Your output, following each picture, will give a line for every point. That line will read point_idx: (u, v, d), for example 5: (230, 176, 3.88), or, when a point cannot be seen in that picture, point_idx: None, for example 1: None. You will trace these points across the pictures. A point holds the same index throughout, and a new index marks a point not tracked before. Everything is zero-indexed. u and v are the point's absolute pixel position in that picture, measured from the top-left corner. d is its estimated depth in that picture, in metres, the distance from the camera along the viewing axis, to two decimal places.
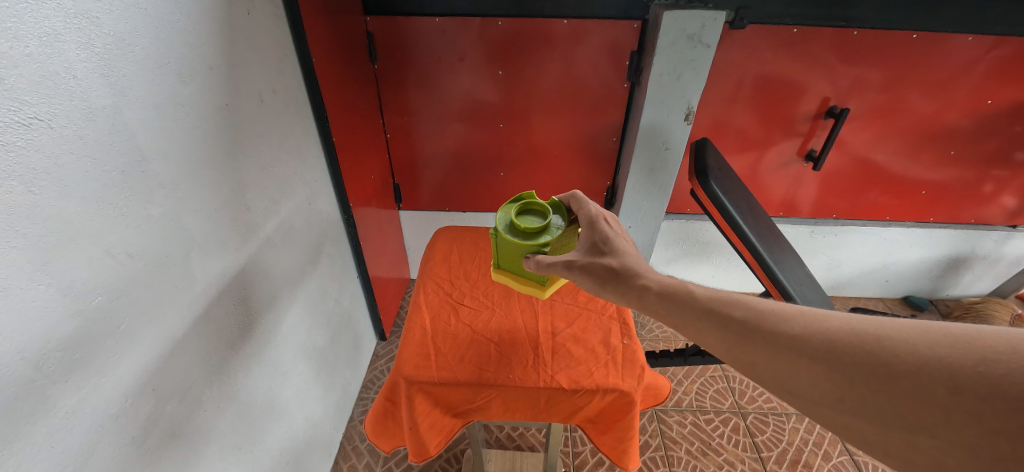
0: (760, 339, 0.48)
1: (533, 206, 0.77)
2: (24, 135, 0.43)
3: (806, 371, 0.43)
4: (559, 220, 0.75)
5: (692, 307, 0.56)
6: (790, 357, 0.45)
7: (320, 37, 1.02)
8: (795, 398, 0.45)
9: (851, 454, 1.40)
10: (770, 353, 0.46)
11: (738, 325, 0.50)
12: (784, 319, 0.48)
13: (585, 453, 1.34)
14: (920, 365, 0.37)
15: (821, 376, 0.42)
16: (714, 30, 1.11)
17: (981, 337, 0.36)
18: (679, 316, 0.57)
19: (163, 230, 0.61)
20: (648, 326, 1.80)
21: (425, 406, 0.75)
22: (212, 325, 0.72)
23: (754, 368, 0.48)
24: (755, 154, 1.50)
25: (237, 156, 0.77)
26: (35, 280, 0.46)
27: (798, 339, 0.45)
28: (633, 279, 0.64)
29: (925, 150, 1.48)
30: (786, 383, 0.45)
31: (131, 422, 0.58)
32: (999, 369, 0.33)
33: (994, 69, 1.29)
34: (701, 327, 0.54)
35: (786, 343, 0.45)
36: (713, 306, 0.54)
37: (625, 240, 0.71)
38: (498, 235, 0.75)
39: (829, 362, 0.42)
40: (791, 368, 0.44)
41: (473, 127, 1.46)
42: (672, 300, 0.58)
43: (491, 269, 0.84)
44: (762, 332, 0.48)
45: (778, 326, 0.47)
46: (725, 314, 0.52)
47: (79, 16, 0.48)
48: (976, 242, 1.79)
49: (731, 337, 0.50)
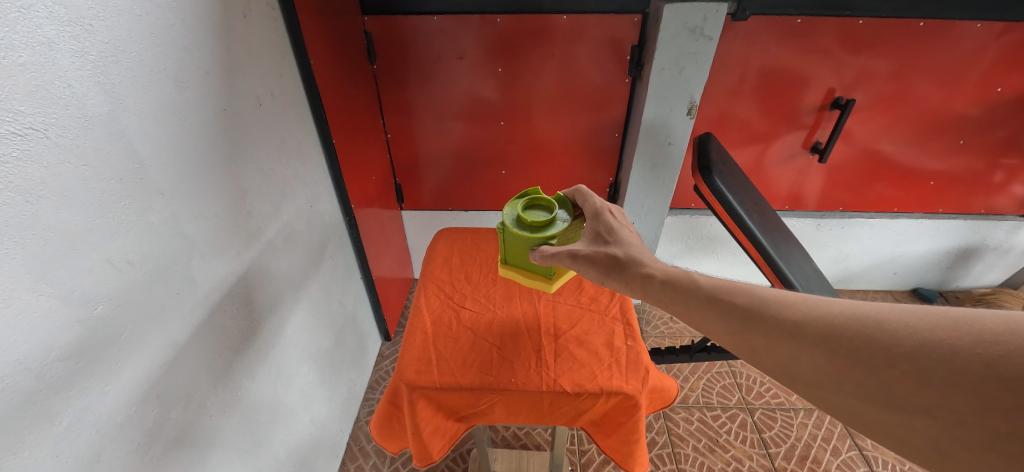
0: (763, 325, 0.47)
1: (539, 201, 0.77)
2: (20, 146, 0.43)
3: (808, 355, 0.42)
4: (565, 214, 0.76)
5: (695, 294, 0.55)
6: (791, 342, 0.44)
7: (319, 38, 1.02)
8: (796, 383, 0.44)
9: (861, 449, 1.38)
10: (772, 338, 0.46)
11: (742, 311, 0.50)
12: (787, 306, 0.47)
13: (591, 452, 1.34)
14: (919, 347, 0.36)
15: (821, 360, 0.41)
16: (716, 22, 1.10)
17: (979, 320, 0.35)
18: (682, 305, 0.56)
19: (164, 237, 0.61)
20: (653, 323, 1.79)
21: (427, 411, 0.74)
22: (215, 331, 0.72)
23: (756, 354, 0.47)
24: (760, 148, 1.48)
25: (236, 162, 0.76)
26: (36, 291, 0.46)
27: (799, 325, 0.44)
28: (637, 268, 0.63)
29: (934, 139, 1.46)
30: (787, 368, 0.44)
31: (133, 431, 0.58)
32: (997, 351, 0.33)
33: (1003, 56, 1.27)
34: (704, 314, 0.54)
35: (788, 329, 0.45)
36: (716, 294, 0.54)
37: (630, 230, 0.70)
38: (505, 228, 0.75)
39: (830, 346, 0.41)
40: (792, 353, 0.44)
41: (474, 125, 1.46)
42: (675, 288, 0.58)
43: (497, 264, 0.84)
44: (764, 317, 0.47)
45: (781, 312, 0.47)
46: (729, 301, 0.52)
47: (72, 23, 0.47)
48: (986, 232, 1.76)
49: (735, 325, 0.50)
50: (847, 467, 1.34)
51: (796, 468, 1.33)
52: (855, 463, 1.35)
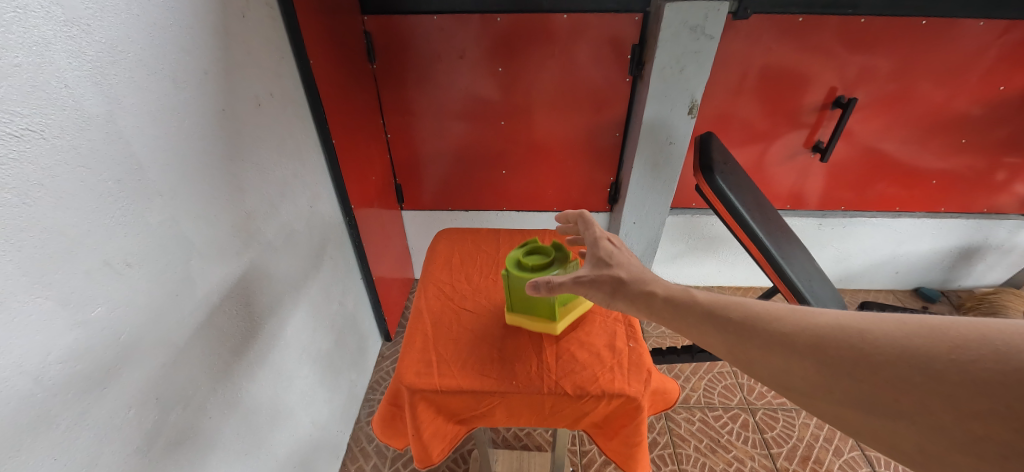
0: (755, 337, 0.47)
1: (539, 250, 0.81)
2: (17, 147, 0.42)
3: (798, 366, 0.43)
4: (565, 257, 0.79)
5: (692, 308, 0.56)
6: (782, 354, 0.44)
7: (318, 37, 1.01)
8: (790, 393, 0.44)
9: (864, 450, 1.38)
10: (765, 350, 0.46)
11: (735, 325, 0.50)
12: (777, 318, 0.47)
13: (592, 452, 1.33)
14: (899, 355, 0.37)
15: (811, 370, 0.42)
16: (718, 21, 1.09)
17: (954, 326, 0.36)
18: (681, 321, 0.56)
19: (163, 238, 0.61)
20: (654, 323, 1.79)
21: (427, 413, 0.74)
22: (214, 332, 0.72)
23: (752, 366, 0.48)
24: (761, 147, 1.47)
25: (234, 163, 0.76)
26: (33, 292, 0.45)
27: (788, 337, 0.45)
28: (638, 286, 0.62)
29: (936, 138, 1.45)
30: (780, 378, 0.45)
31: (133, 434, 0.57)
32: (970, 355, 0.33)
33: (1005, 55, 1.26)
34: (702, 328, 0.54)
35: (778, 340, 0.45)
36: (711, 308, 0.54)
37: (630, 256, 0.69)
38: (509, 274, 0.76)
39: (818, 356, 0.42)
40: (784, 364, 0.44)
41: (475, 125, 1.45)
42: (672, 303, 0.58)
43: (504, 313, 0.83)
44: (757, 330, 0.48)
45: (771, 324, 0.47)
46: (723, 315, 0.52)
47: (69, 24, 0.47)
48: (988, 231, 1.76)
49: (731, 339, 0.50)
50: (849, 467, 1.33)
51: (798, 468, 1.33)
52: (858, 463, 1.34)
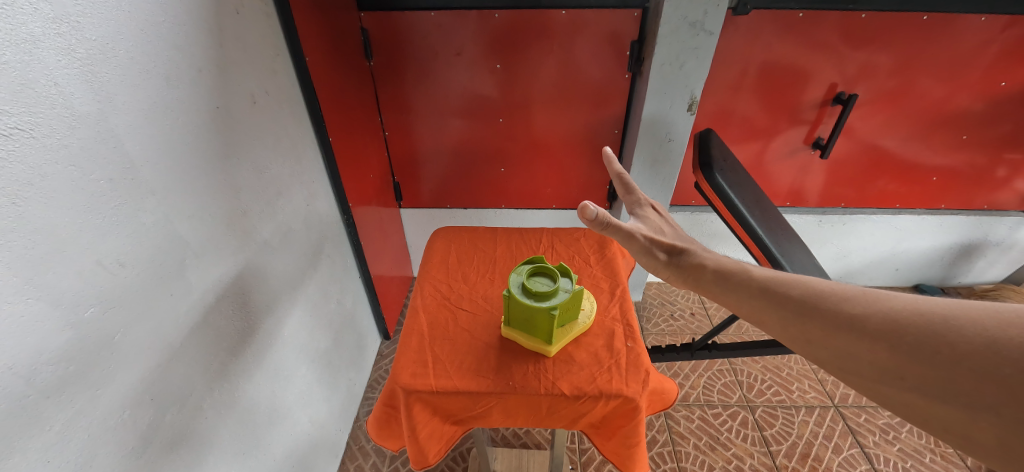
0: (818, 317, 0.43)
1: (543, 270, 0.80)
2: (5, 146, 0.42)
3: (867, 348, 0.38)
4: (568, 284, 0.77)
5: (746, 285, 0.52)
6: (849, 335, 0.40)
7: (314, 34, 1.00)
8: (849, 377, 0.40)
9: (863, 447, 1.38)
10: (827, 330, 0.42)
11: (797, 303, 0.45)
12: (844, 299, 0.43)
13: (591, 450, 1.33)
14: (989, 345, 0.32)
15: (882, 354, 0.37)
16: (717, 16, 1.08)
17: None
18: (732, 295, 0.53)
19: (156, 238, 0.60)
20: (653, 321, 1.79)
21: (423, 414, 0.74)
22: (210, 332, 0.71)
23: (808, 346, 0.43)
24: (761, 143, 1.46)
25: (229, 161, 0.75)
26: (25, 294, 0.45)
27: (858, 318, 0.40)
28: (689, 258, 0.61)
29: (936, 134, 1.44)
30: (841, 360, 0.40)
31: (128, 435, 0.57)
32: None
33: (1007, 50, 1.25)
34: (754, 304, 0.50)
35: (845, 321, 0.41)
36: (769, 285, 0.49)
37: (677, 231, 0.71)
38: (510, 297, 0.75)
39: (892, 340, 0.37)
40: (849, 345, 0.39)
41: (473, 122, 1.44)
42: (724, 278, 0.55)
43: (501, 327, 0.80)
44: (820, 309, 0.43)
45: (840, 305, 0.42)
46: (782, 292, 0.47)
47: (58, 21, 0.46)
48: (989, 227, 1.75)
49: (788, 316, 0.45)
50: (848, 465, 1.33)
51: (797, 465, 1.33)
52: (857, 460, 1.34)
